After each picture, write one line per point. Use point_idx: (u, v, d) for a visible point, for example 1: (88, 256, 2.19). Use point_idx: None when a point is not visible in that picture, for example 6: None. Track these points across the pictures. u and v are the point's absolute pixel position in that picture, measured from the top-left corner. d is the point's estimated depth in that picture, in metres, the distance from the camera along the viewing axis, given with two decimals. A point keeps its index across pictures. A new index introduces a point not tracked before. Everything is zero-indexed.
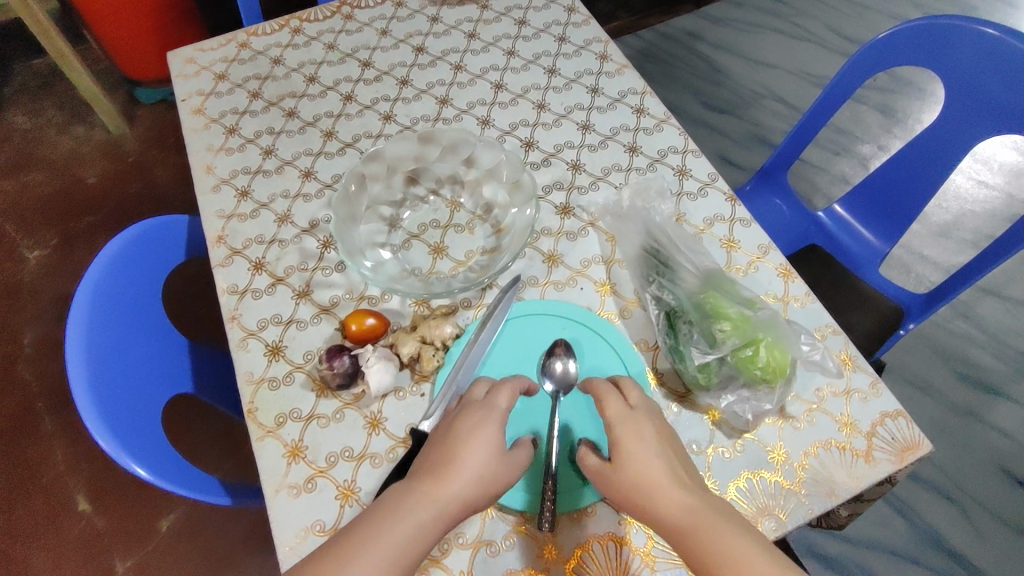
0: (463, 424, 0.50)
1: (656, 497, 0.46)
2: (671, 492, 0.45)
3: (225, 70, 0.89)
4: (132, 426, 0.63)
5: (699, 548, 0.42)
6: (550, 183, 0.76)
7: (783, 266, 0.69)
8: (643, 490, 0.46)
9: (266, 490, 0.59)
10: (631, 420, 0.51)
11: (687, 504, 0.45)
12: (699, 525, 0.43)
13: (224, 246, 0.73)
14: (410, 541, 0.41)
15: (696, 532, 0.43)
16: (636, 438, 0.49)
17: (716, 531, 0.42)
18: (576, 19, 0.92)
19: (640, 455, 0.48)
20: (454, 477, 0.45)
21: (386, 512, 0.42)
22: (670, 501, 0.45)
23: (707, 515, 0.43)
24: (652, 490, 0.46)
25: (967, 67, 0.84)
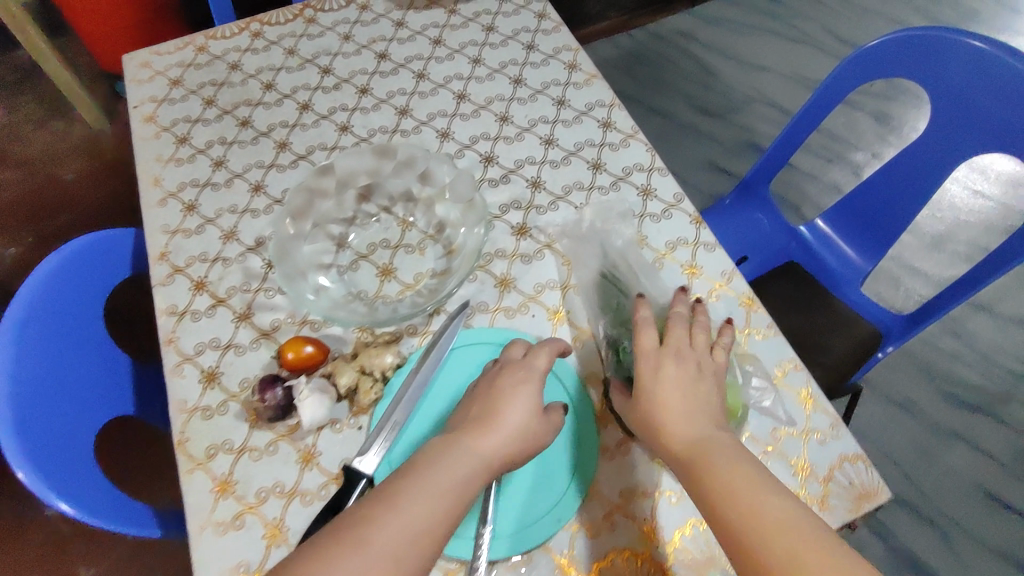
0: (503, 384, 0.53)
1: (668, 427, 0.50)
2: (680, 426, 0.50)
3: (179, 75, 0.85)
4: (57, 455, 0.61)
5: (697, 475, 0.47)
6: (507, 202, 0.73)
7: (746, 295, 0.66)
8: (655, 419, 0.51)
9: (191, 527, 0.56)
10: (664, 356, 0.53)
11: (696, 435, 0.49)
12: (702, 454, 0.48)
13: (165, 263, 0.70)
14: (451, 487, 0.46)
15: (699, 461, 0.47)
16: (659, 376, 0.52)
17: (719, 463, 0.47)
18: (546, 26, 0.88)
19: (661, 392, 0.51)
20: (493, 432, 0.50)
21: (432, 461, 0.47)
22: (679, 433, 0.49)
23: (710, 449, 0.48)
24: (663, 420, 0.50)
25: (954, 81, 0.79)
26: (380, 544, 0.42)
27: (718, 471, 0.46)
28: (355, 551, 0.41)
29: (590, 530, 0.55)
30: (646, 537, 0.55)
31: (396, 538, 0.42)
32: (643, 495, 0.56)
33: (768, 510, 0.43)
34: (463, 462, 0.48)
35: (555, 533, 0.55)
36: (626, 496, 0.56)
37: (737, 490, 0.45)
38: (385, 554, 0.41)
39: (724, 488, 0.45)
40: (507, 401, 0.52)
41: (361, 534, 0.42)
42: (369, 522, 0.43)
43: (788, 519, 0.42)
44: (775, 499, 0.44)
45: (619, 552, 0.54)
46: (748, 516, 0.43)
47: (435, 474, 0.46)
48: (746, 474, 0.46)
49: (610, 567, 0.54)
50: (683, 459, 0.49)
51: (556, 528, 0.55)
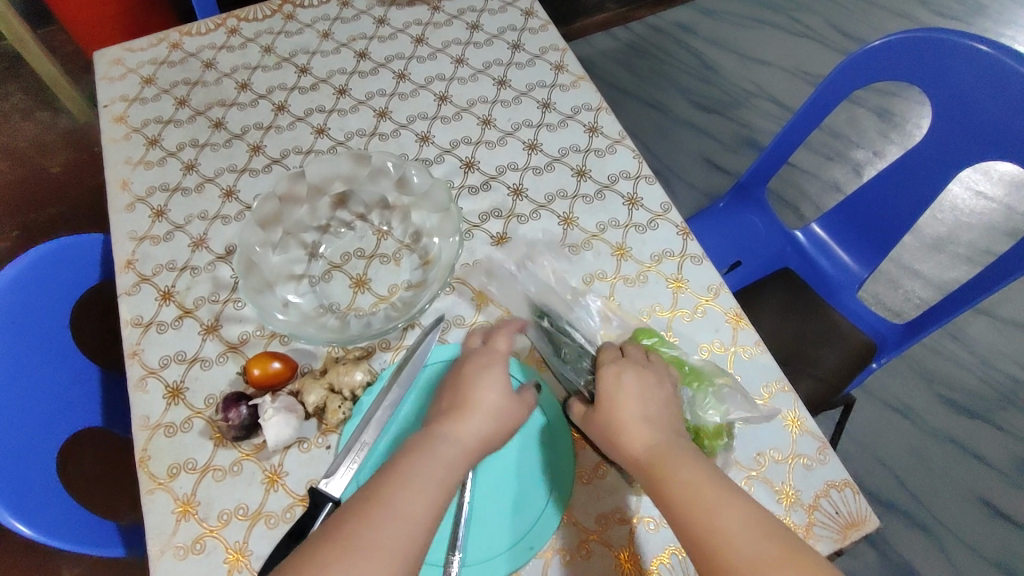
0: (470, 368, 0.54)
1: (627, 438, 0.48)
2: (640, 433, 0.48)
3: (152, 73, 0.83)
4: (15, 470, 0.59)
5: (658, 487, 0.45)
6: (486, 210, 0.70)
7: (733, 311, 0.63)
8: (616, 431, 0.49)
9: (150, 550, 0.54)
10: (622, 366, 0.52)
11: (658, 441, 0.47)
12: (659, 460, 0.46)
13: (132, 272, 0.68)
14: (443, 475, 0.46)
15: (657, 469, 0.46)
16: (614, 388, 0.51)
17: (674, 471, 0.45)
18: (533, 24, 0.85)
19: (620, 403, 0.50)
20: (471, 417, 0.50)
21: (419, 455, 0.46)
22: (639, 443, 0.48)
23: (669, 455, 0.46)
24: (623, 432, 0.49)
25: (956, 86, 0.76)
26: (388, 543, 0.41)
27: (675, 479, 0.45)
28: (366, 556, 0.40)
29: (563, 557, 0.53)
30: (622, 566, 0.52)
31: (402, 533, 0.41)
32: (620, 522, 0.54)
33: (729, 517, 0.42)
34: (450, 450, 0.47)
35: (526, 562, 0.52)
36: (602, 522, 0.54)
37: (696, 498, 0.43)
38: (393, 552, 0.40)
39: (684, 496, 0.43)
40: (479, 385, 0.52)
41: (369, 535, 0.41)
42: (372, 521, 0.41)
43: (761, 515, 0.42)
44: (729, 500, 0.43)
45: None
46: (711, 523, 0.42)
47: (428, 465, 0.46)
48: (702, 476, 0.44)
49: None
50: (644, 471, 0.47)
51: (528, 556, 0.53)
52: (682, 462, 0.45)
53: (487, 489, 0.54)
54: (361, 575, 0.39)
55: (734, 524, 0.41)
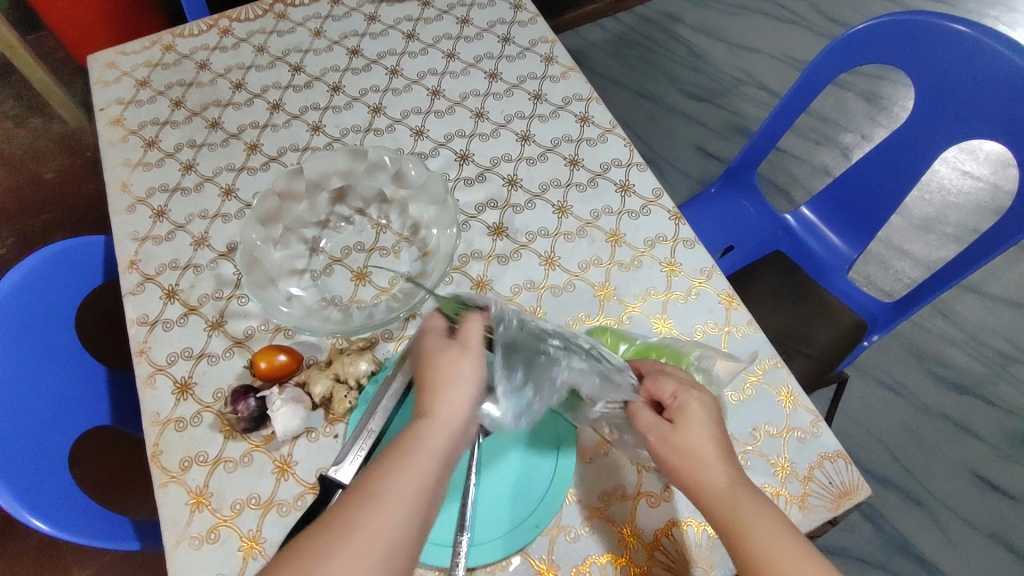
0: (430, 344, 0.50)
1: (699, 474, 0.46)
2: (712, 472, 0.46)
3: (147, 76, 0.84)
4: (30, 468, 0.60)
5: (735, 537, 0.44)
6: (482, 201, 0.72)
7: (726, 292, 0.65)
8: (688, 467, 0.46)
9: (166, 541, 0.55)
10: (689, 394, 0.49)
11: (733, 482, 0.46)
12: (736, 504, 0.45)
13: (135, 271, 0.69)
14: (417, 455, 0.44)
15: (734, 515, 0.44)
16: (686, 420, 0.47)
17: (754, 523, 0.44)
18: (522, 17, 0.87)
19: (695, 445, 0.47)
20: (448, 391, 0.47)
21: (401, 443, 0.44)
22: (712, 483, 0.46)
23: (747, 501, 0.45)
24: (694, 470, 0.46)
25: (940, 66, 0.77)
26: (366, 528, 0.40)
27: (756, 531, 0.43)
28: (342, 541, 0.39)
29: (569, 535, 0.55)
30: (625, 540, 0.54)
31: (378, 514, 0.41)
32: (622, 498, 0.56)
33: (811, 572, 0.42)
34: (431, 432, 0.45)
35: (534, 539, 0.54)
36: (605, 499, 0.56)
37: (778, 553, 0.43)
38: (375, 536, 0.40)
39: (766, 551, 0.43)
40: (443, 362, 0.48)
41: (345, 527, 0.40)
42: (351, 514, 0.40)
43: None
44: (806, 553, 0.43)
45: (599, 557, 0.54)
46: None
47: (404, 451, 0.44)
48: (781, 531, 0.44)
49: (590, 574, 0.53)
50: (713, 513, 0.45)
51: (536, 533, 0.54)
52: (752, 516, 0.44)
53: (491, 474, 0.56)
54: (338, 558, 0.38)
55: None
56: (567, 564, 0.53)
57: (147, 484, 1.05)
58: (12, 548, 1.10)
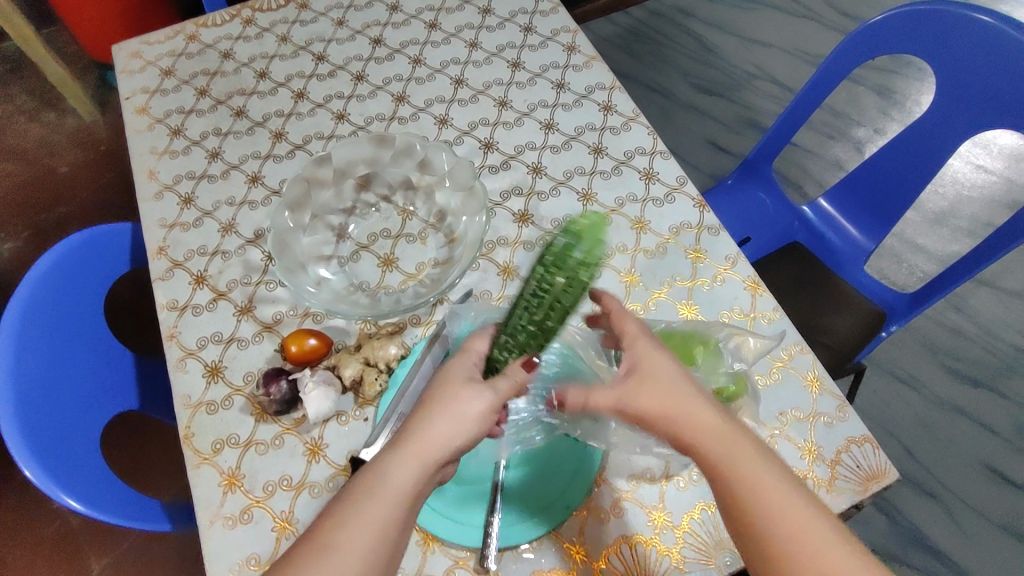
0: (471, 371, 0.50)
1: (684, 415, 0.46)
2: (705, 411, 0.46)
3: (171, 65, 0.85)
4: (65, 450, 0.61)
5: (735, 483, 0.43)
6: (507, 188, 0.72)
7: (751, 279, 0.65)
8: (669, 407, 0.47)
9: (200, 521, 0.56)
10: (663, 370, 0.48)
11: (723, 443, 0.45)
12: (732, 445, 0.45)
13: (164, 258, 0.69)
14: (383, 496, 0.43)
15: (732, 461, 0.44)
16: (659, 364, 0.49)
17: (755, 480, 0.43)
18: (543, 8, 0.87)
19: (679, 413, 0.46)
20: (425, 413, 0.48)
21: (361, 480, 0.44)
22: (706, 423, 0.46)
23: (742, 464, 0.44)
24: (682, 412, 0.46)
25: (962, 56, 0.77)
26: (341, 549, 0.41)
27: (759, 479, 0.43)
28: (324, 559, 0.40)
29: (598, 516, 0.55)
30: (654, 522, 0.55)
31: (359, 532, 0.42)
32: (650, 480, 0.56)
33: (825, 543, 0.41)
34: (399, 470, 0.44)
35: (564, 520, 0.55)
36: (633, 482, 0.56)
37: (776, 496, 0.42)
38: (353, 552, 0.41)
39: (773, 509, 0.42)
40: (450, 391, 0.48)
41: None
42: (304, 558, 0.40)
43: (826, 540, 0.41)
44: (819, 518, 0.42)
45: (628, 538, 0.54)
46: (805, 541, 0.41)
47: (367, 496, 0.43)
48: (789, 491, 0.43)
49: (619, 554, 0.54)
50: (706, 454, 0.45)
51: (566, 514, 0.55)
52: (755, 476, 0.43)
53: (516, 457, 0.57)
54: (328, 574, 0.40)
55: (834, 553, 0.41)
56: (597, 545, 0.54)
57: (169, 472, 1.06)
58: (33, 536, 1.11)
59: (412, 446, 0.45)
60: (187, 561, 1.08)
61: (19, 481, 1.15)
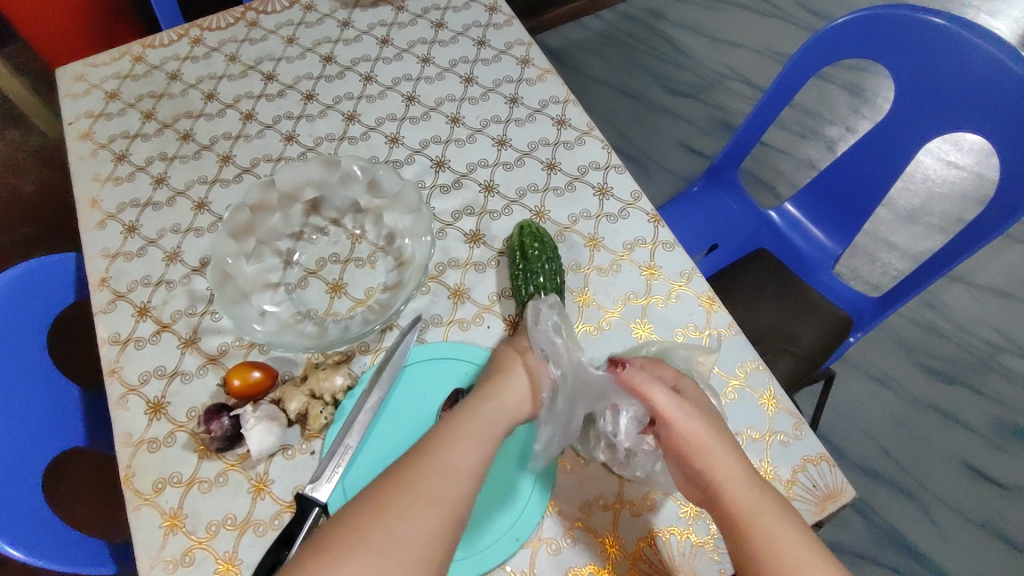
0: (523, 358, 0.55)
1: (710, 457, 0.48)
2: (727, 458, 0.48)
3: (117, 88, 0.83)
4: (1, 494, 0.59)
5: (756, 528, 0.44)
6: (459, 208, 0.71)
7: (706, 295, 0.64)
8: (705, 452, 0.48)
9: (140, 566, 0.54)
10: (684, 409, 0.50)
11: (744, 488, 0.46)
12: (757, 496, 0.45)
13: (106, 289, 0.68)
14: (484, 432, 0.48)
15: (755, 522, 0.44)
16: (687, 428, 0.49)
17: (771, 525, 0.44)
18: (497, 20, 0.86)
19: (699, 454, 0.48)
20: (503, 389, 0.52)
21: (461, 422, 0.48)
22: (735, 472, 0.47)
23: (759, 507, 0.45)
24: (713, 457, 0.48)
25: (916, 60, 0.77)
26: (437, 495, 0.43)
27: (778, 540, 0.43)
28: (418, 500, 0.42)
29: (550, 547, 0.54)
30: (607, 551, 0.53)
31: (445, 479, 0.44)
32: (603, 508, 0.55)
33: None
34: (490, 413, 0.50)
35: (513, 553, 0.53)
36: (586, 509, 0.55)
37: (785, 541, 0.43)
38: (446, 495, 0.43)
39: (781, 550, 0.43)
40: (516, 357, 0.55)
41: (419, 488, 0.43)
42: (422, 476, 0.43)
43: None
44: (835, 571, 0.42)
45: (580, 569, 0.53)
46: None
47: (468, 426, 0.48)
48: (800, 539, 0.43)
49: None
50: (727, 500, 0.46)
51: (515, 547, 0.53)
52: (769, 519, 0.44)
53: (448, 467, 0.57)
54: (422, 511, 0.41)
55: None
56: None
57: None
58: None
59: (497, 396, 0.51)
60: None
61: None
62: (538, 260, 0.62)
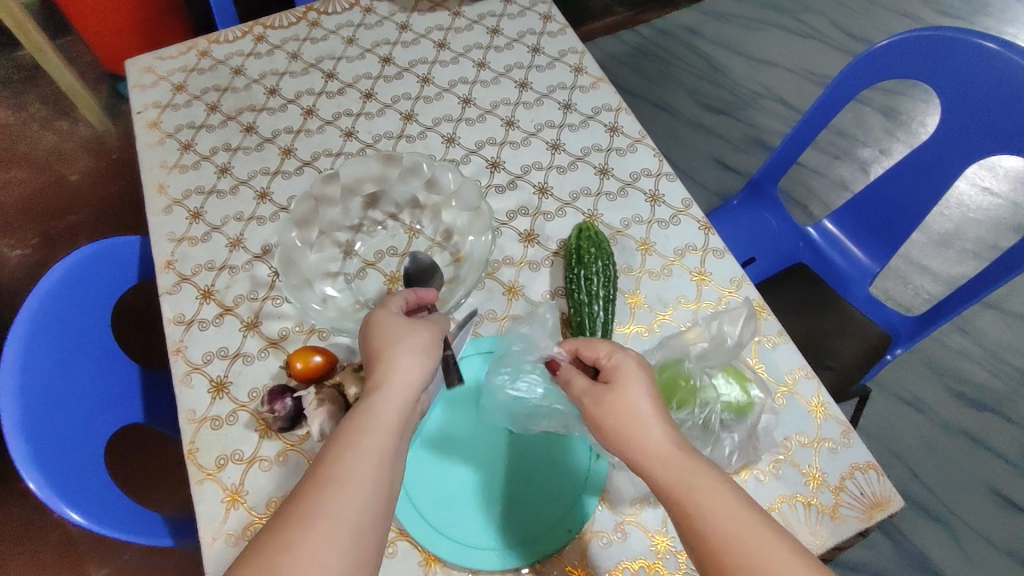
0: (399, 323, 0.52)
1: (637, 440, 0.46)
2: (654, 434, 0.46)
3: (183, 80, 0.86)
4: (71, 463, 0.61)
5: (689, 502, 0.43)
6: (514, 208, 0.73)
7: (756, 301, 0.66)
8: (632, 429, 0.47)
9: (202, 538, 0.56)
10: (603, 395, 0.49)
11: (675, 459, 0.45)
12: (686, 471, 0.44)
13: (172, 272, 0.70)
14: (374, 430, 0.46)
15: (688, 499, 0.43)
16: (603, 410, 0.48)
17: (703, 494, 0.43)
18: (551, 28, 0.88)
19: (624, 433, 0.47)
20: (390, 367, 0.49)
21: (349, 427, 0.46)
22: (662, 448, 0.46)
23: (689, 479, 0.44)
24: (639, 435, 0.46)
25: (964, 82, 0.78)
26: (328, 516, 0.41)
27: (714, 512, 0.42)
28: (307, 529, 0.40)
29: (601, 539, 0.55)
30: (656, 546, 0.55)
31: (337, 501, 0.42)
32: (653, 504, 0.56)
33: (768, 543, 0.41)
34: (383, 403, 0.47)
35: (568, 543, 0.55)
36: (637, 505, 0.56)
37: (721, 509, 0.42)
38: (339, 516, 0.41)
39: (717, 522, 0.42)
40: (394, 326, 0.52)
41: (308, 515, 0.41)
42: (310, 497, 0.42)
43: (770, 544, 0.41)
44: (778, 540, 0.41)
45: (631, 563, 0.54)
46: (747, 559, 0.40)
47: (356, 427, 0.46)
48: (735, 503, 0.43)
49: None
50: (658, 483, 0.45)
51: (570, 537, 0.55)
52: (699, 489, 0.43)
53: (442, 467, 0.58)
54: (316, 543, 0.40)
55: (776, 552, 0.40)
56: (599, 569, 0.54)
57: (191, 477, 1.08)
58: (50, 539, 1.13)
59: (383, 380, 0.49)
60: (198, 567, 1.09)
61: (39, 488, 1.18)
62: (593, 261, 0.64)
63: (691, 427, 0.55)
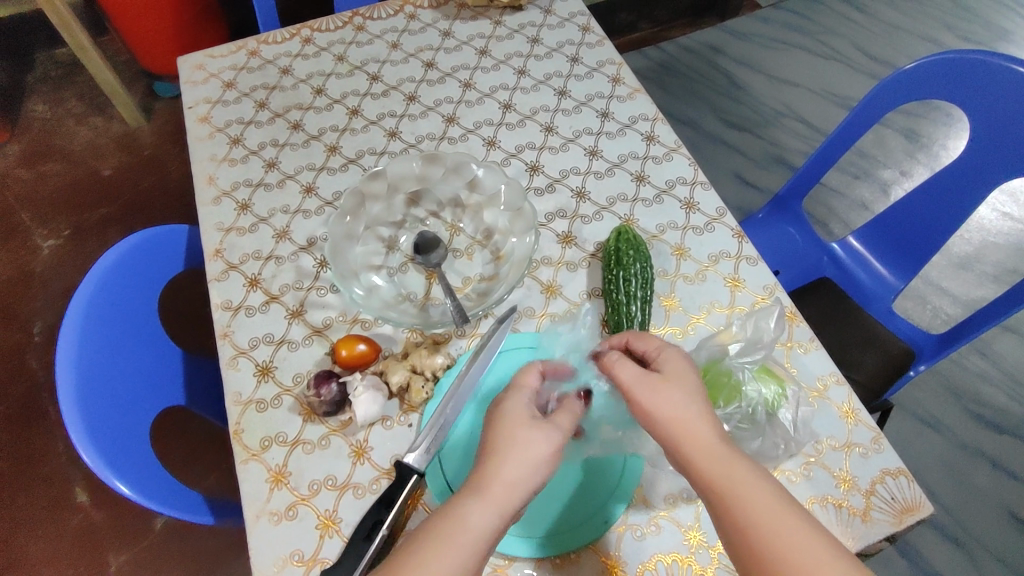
0: None
1: (684, 431, 0.47)
2: (701, 428, 0.47)
3: (233, 78, 0.89)
4: (119, 438, 0.63)
5: (731, 496, 0.43)
6: (552, 211, 0.75)
7: (789, 308, 0.68)
8: (678, 423, 0.47)
9: (246, 515, 0.57)
10: (649, 390, 0.49)
11: (720, 454, 0.45)
12: (730, 466, 0.45)
13: (220, 260, 0.72)
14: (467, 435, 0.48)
15: (732, 491, 0.44)
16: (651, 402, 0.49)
17: (746, 488, 0.44)
18: (589, 40, 0.91)
19: (671, 426, 0.47)
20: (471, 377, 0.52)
21: None
22: (707, 442, 0.46)
23: (734, 473, 0.44)
24: (686, 429, 0.47)
25: (996, 105, 0.79)
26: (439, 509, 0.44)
27: (757, 507, 0.43)
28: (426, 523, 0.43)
29: (635, 532, 0.56)
30: (689, 542, 0.56)
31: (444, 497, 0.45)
32: (687, 501, 0.57)
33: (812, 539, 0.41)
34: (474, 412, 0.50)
35: (602, 536, 0.56)
36: (670, 501, 0.57)
37: (764, 504, 0.43)
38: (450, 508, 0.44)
39: (760, 516, 0.42)
40: None
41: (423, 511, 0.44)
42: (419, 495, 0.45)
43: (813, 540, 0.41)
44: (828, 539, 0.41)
45: (665, 556, 0.55)
46: (789, 553, 0.41)
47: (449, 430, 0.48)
48: (779, 499, 0.43)
49: (655, 571, 0.55)
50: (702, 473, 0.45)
51: (604, 530, 0.56)
52: (742, 484, 0.44)
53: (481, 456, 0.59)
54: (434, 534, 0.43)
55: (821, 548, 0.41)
56: (633, 561, 0.55)
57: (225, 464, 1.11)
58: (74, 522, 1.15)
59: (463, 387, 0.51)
60: (220, 555, 1.11)
61: (67, 472, 1.21)
62: (632, 263, 0.66)
63: (740, 419, 0.56)
